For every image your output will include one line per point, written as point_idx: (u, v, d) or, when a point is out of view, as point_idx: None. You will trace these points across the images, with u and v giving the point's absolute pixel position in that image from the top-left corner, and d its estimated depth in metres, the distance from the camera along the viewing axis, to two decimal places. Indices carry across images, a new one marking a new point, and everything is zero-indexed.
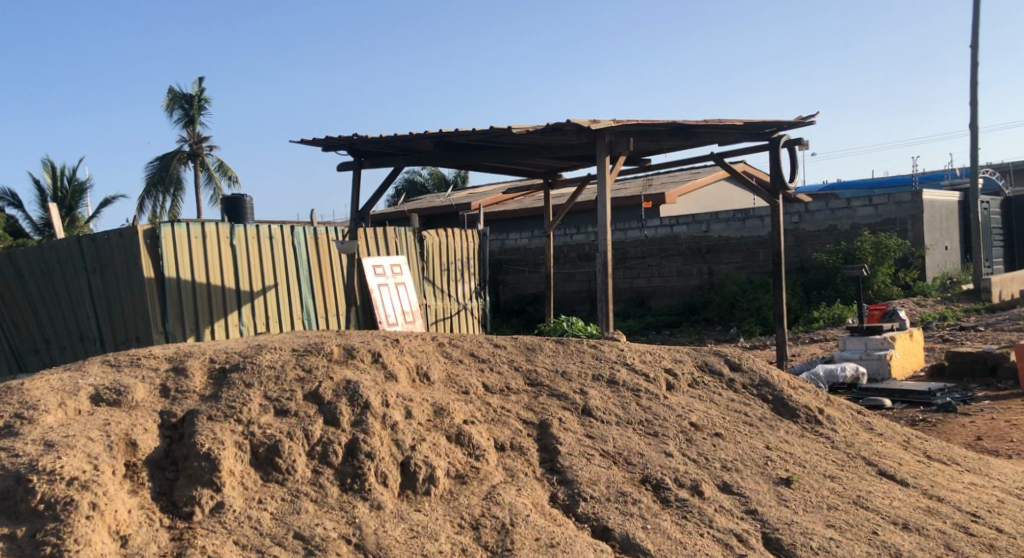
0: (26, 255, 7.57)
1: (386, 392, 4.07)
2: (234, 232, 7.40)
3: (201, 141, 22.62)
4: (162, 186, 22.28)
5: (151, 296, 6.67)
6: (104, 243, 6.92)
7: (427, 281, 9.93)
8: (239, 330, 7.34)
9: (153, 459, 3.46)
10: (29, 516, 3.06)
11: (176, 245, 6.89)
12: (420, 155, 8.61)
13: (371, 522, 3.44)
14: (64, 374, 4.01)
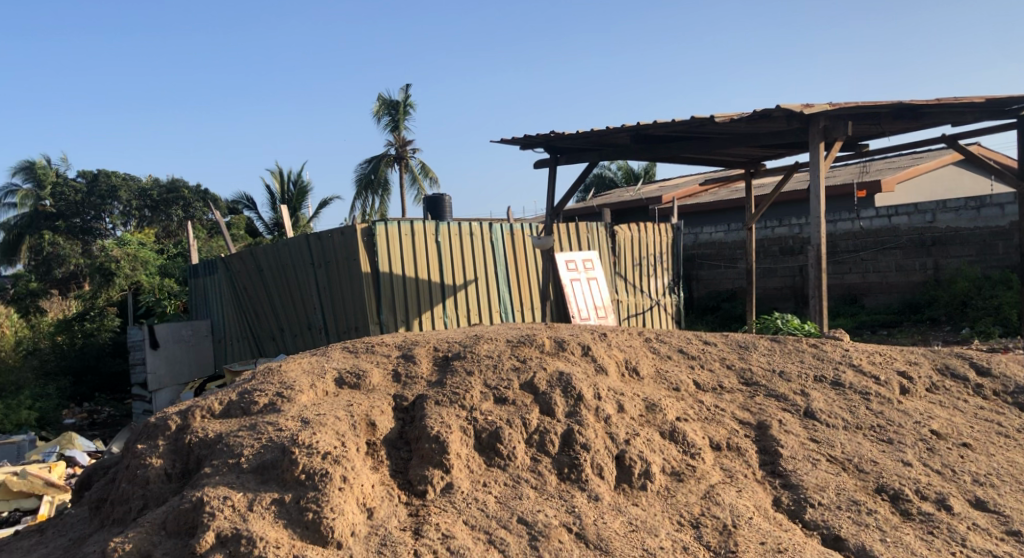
0: (264, 251, 8.28)
1: (598, 384, 4.09)
2: (438, 229, 7.80)
3: (406, 143, 23.62)
4: (370, 189, 22.76)
5: (367, 289, 7.16)
6: (330, 242, 7.42)
7: (619, 277, 9.92)
8: (443, 322, 7.71)
9: (390, 439, 3.68)
10: (293, 484, 3.27)
11: (388, 242, 7.37)
12: (614, 149, 8.61)
13: (590, 512, 3.52)
14: (310, 357, 4.41)
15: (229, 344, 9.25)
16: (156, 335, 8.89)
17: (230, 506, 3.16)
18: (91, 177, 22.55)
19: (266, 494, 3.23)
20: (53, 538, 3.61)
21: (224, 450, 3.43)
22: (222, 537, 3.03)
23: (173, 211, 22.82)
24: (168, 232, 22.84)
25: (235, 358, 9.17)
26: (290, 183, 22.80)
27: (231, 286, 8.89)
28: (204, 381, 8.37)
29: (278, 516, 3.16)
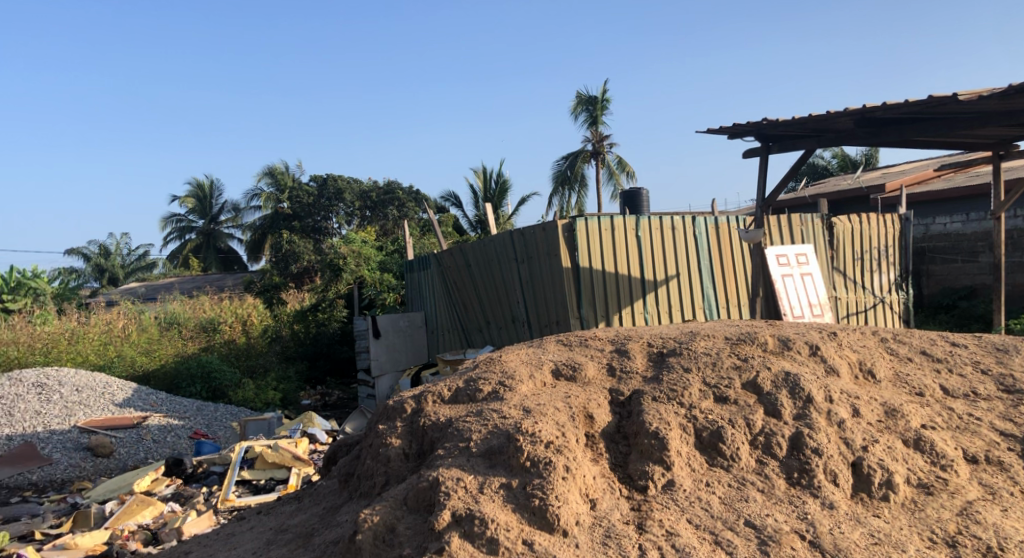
0: (471, 246, 8.39)
1: (829, 386, 3.78)
2: (640, 223, 7.39)
3: (603, 138, 23.50)
4: (568, 185, 22.85)
5: (568, 284, 7.00)
6: (531, 236, 7.36)
7: (838, 272, 9.30)
8: (645, 319, 7.36)
9: (608, 433, 3.56)
10: (519, 471, 3.29)
11: (589, 238, 7.09)
12: (834, 134, 7.99)
13: (825, 521, 3.30)
14: (525, 348, 4.23)
15: (441, 335, 9.50)
16: (379, 325, 9.42)
17: (463, 487, 3.22)
18: (321, 181, 24.15)
19: (495, 478, 3.26)
20: (311, 505, 3.97)
21: (455, 434, 3.51)
22: (457, 516, 3.11)
23: (389, 211, 24.42)
24: (386, 231, 24.31)
25: (447, 348, 9.41)
26: (493, 182, 23.38)
27: (444, 280, 9.17)
28: (418, 368, 8.84)
29: (507, 500, 3.20)
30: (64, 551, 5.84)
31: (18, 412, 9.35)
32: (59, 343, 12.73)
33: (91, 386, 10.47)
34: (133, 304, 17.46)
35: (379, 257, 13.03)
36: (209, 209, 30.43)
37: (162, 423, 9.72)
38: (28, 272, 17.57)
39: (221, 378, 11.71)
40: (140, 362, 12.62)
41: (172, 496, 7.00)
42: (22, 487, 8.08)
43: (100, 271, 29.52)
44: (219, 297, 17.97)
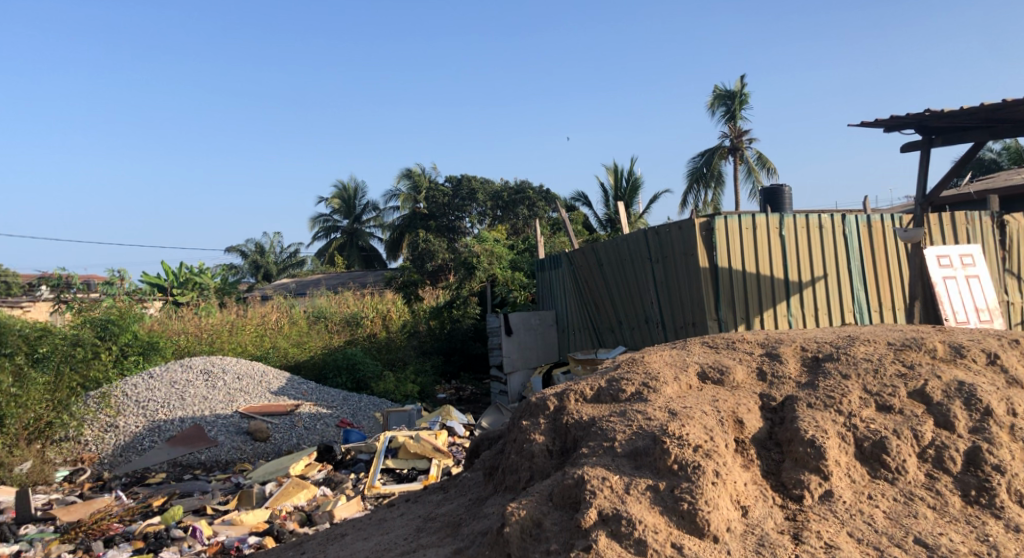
0: (603, 246, 8.36)
1: (1012, 399, 3.58)
2: (783, 222, 7.16)
3: (742, 134, 22.84)
4: (702, 182, 22.36)
5: (706, 285, 6.87)
6: (667, 235, 7.27)
7: (1009, 275, 8.68)
8: (788, 322, 7.11)
9: (759, 439, 3.49)
10: (666, 473, 3.28)
11: (728, 238, 6.94)
12: (1010, 125, 7.53)
13: (1010, 544, 3.13)
14: (669, 350, 4.20)
15: (569, 335, 9.53)
16: (510, 323, 9.59)
17: (609, 487, 3.24)
18: (456, 181, 24.66)
19: (641, 479, 3.27)
20: (455, 499, 4.10)
21: (599, 434, 3.54)
22: (604, 515, 3.14)
23: (519, 210, 24.14)
24: (517, 230, 24.42)
25: (576, 348, 9.41)
26: (625, 179, 23.17)
27: (574, 280, 9.18)
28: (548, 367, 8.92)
29: (654, 502, 3.20)
30: (231, 525, 6.32)
31: (188, 396, 10.10)
32: (222, 333, 13.63)
33: (250, 374, 11.16)
34: (285, 298, 18.44)
35: (510, 256, 13.24)
36: (353, 209, 31.71)
37: (312, 412, 10.25)
38: (193, 267, 18.88)
39: (365, 370, 12.22)
40: (292, 353, 13.34)
41: (324, 480, 7.39)
42: (192, 465, 8.74)
43: (256, 268, 31.30)
44: (362, 293, 18.71)
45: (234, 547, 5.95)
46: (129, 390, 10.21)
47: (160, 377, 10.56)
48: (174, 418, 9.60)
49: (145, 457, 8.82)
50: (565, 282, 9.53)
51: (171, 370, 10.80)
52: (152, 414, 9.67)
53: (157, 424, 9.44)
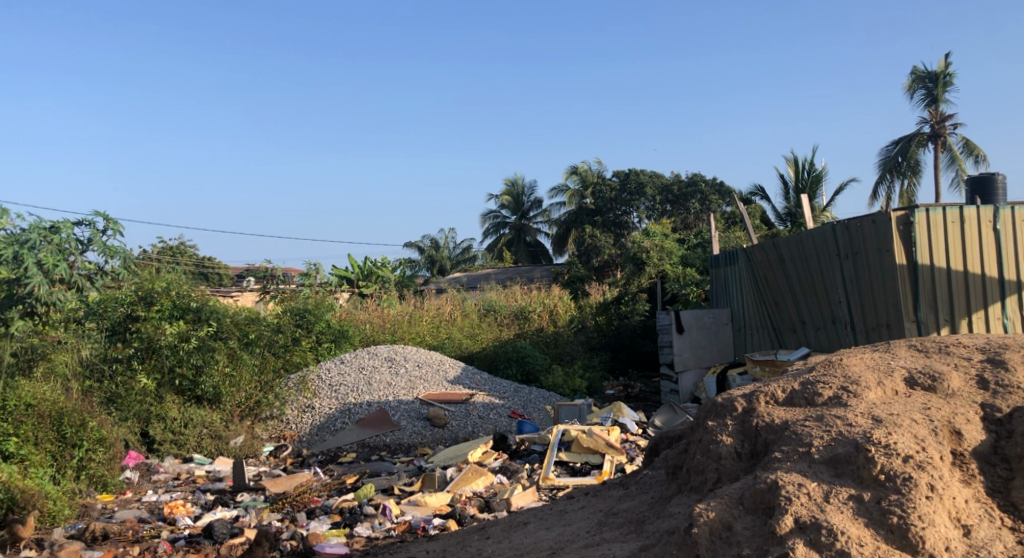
0: (786, 241, 8.01)
1: None
2: (995, 216, 6.57)
3: (944, 118, 21.21)
4: (897, 172, 20.97)
5: (903, 284, 6.43)
6: (858, 230, 6.87)
7: None
8: (1002, 325, 6.52)
9: (981, 453, 3.23)
10: (872, 484, 3.10)
11: (931, 232, 6.45)
12: None
13: None
14: (871, 353, 3.96)
15: (746, 334, 9.19)
16: (682, 321, 9.38)
17: (806, 494, 3.11)
18: (624, 175, 24.43)
19: (842, 488, 3.10)
20: (634, 496, 4.10)
21: (793, 438, 3.40)
22: (801, 523, 3.01)
23: (691, 204, 23.68)
24: (687, 225, 23.88)
25: (753, 347, 9.09)
26: (804, 171, 22.10)
27: (751, 277, 8.84)
28: (724, 367, 8.64)
29: (858, 513, 3.03)
30: (417, 507, 6.67)
31: (374, 381, 10.64)
32: (402, 323, 14.25)
33: (429, 362, 11.62)
34: (458, 291, 18.99)
35: (681, 251, 13.02)
36: (523, 204, 32.14)
37: (486, 401, 10.51)
38: (375, 261, 19.82)
39: (534, 362, 12.37)
40: (466, 344, 13.74)
41: (501, 468, 7.57)
42: (378, 447, 9.21)
43: (431, 262, 32.40)
44: (531, 288, 18.94)
45: (420, 527, 6.24)
46: (323, 373, 10.91)
47: (350, 363, 11.21)
48: (362, 401, 10.15)
49: (337, 437, 9.38)
50: (742, 279, 9.19)
51: (360, 357, 11.42)
52: (343, 397, 10.27)
53: (348, 406, 10.02)
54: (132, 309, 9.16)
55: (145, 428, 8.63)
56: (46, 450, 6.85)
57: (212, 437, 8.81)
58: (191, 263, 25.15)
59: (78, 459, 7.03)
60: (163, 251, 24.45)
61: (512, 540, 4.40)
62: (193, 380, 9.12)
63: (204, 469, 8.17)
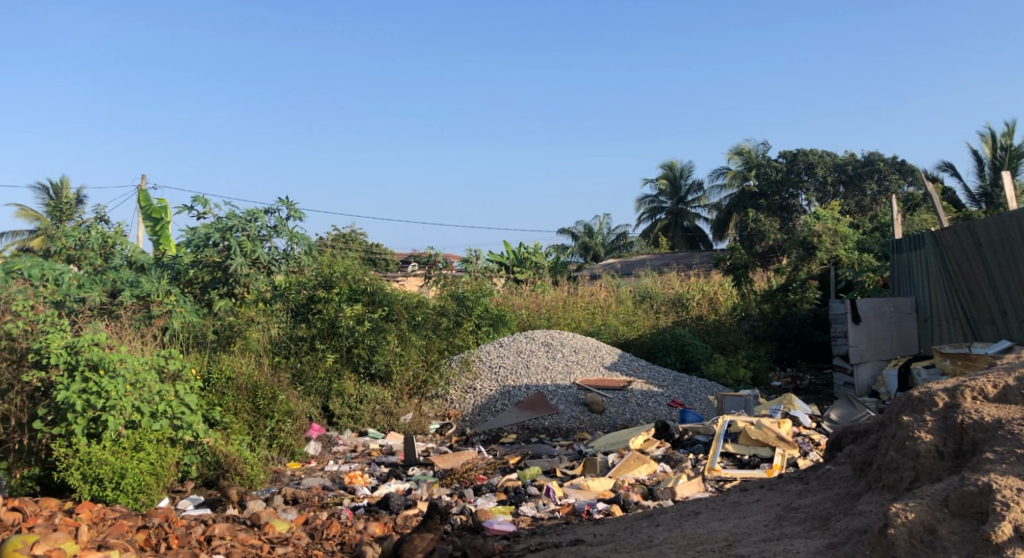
0: (984, 223, 7.36)
1: None
2: None
3: None
4: None
5: None
6: None
7: None
8: None
9: None
10: None
11: None
12: None
13: None
14: None
15: (939, 324, 8.45)
16: (858, 310, 8.83)
17: None
18: (791, 156, 23.37)
19: None
20: (816, 493, 3.98)
21: (1008, 438, 3.10)
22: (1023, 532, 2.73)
23: (868, 185, 22.37)
24: (862, 207, 22.56)
25: (941, 339, 8.44)
26: (1000, 147, 20.32)
27: (943, 262, 8.15)
28: (908, 360, 8.07)
29: None
30: (580, 490, 6.66)
31: (532, 364, 10.71)
32: (558, 309, 14.25)
33: (586, 348, 11.56)
34: (612, 278, 18.80)
35: (858, 235, 12.30)
36: (680, 189, 31.42)
37: (645, 389, 10.34)
38: (530, 248, 19.93)
39: (694, 351, 12.04)
40: (623, 330, 13.57)
41: (664, 457, 7.43)
42: (538, 430, 9.28)
43: (585, 249, 32.26)
44: (687, 274, 18.49)
45: (585, 510, 6.26)
46: (484, 355, 11.08)
47: (508, 346, 11.34)
48: (521, 384, 10.23)
49: (498, 418, 9.50)
50: (931, 265, 8.51)
51: (518, 340, 11.53)
52: (503, 379, 10.40)
53: (507, 388, 10.14)
54: (315, 292, 9.95)
55: (325, 402, 9.10)
56: (243, 419, 7.39)
57: (383, 412, 9.13)
58: (359, 249, 26.23)
59: (270, 429, 7.54)
60: (335, 238, 25.70)
61: (690, 532, 4.45)
62: (367, 359, 9.55)
63: (377, 443, 8.51)
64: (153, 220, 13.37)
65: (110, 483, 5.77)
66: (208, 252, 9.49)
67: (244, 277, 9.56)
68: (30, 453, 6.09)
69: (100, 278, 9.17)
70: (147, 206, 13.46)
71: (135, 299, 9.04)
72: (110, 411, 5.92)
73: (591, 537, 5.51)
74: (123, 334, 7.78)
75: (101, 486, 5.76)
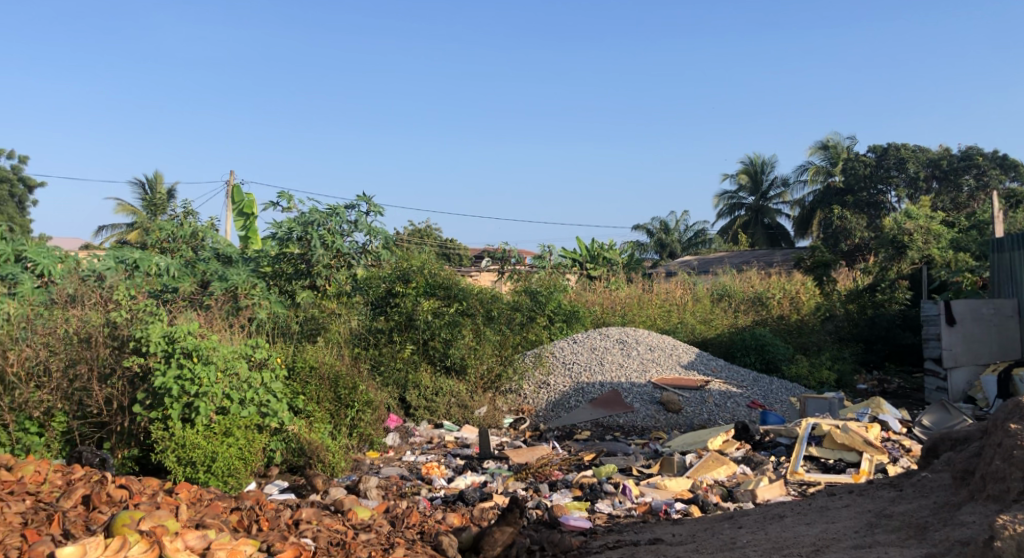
0: None
1: None
2: None
3: None
4: None
5: None
6: None
7: None
8: None
9: None
10: None
11: None
12: None
13: None
14: None
15: None
16: (953, 311, 8.50)
17: None
18: (882, 150, 22.65)
19: None
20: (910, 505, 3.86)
21: None
22: None
23: (965, 181, 21.65)
24: (958, 204, 21.73)
25: None
26: None
27: None
28: (1008, 365, 7.76)
29: None
30: (657, 489, 6.59)
31: (607, 361, 10.65)
32: (633, 305, 14.11)
33: (661, 346, 11.43)
34: (688, 275, 18.53)
35: (953, 233, 11.88)
36: (761, 184, 30.78)
37: (723, 389, 10.17)
38: (604, 244, 19.79)
39: (775, 351, 11.78)
40: (700, 329, 13.37)
41: (743, 459, 7.30)
42: (612, 427, 9.22)
43: (661, 245, 31.88)
44: (767, 273, 18.10)
45: (662, 510, 6.19)
46: (558, 351, 11.06)
47: (582, 343, 11.29)
48: (595, 381, 10.19)
49: (572, 414, 9.47)
50: None
51: (592, 337, 11.47)
52: (577, 375, 10.36)
53: (581, 384, 10.10)
54: (393, 285, 10.03)
55: (403, 394, 9.22)
56: (324, 408, 7.56)
57: (458, 405, 9.21)
58: (434, 244, 26.49)
59: (351, 418, 7.68)
60: (411, 233, 26.00)
61: (773, 537, 4.36)
62: (443, 352, 9.62)
63: (453, 435, 8.58)
64: (241, 214, 13.79)
65: (202, 466, 5.97)
66: (291, 246, 10.11)
67: (327, 272, 10.17)
68: (131, 434, 6.33)
69: (192, 272, 9.54)
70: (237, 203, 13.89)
71: (226, 290, 9.40)
72: (202, 397, 6.13)
73: (670, 537, 5.44)
74: (212, 323, 8.05)
75: (195, 468, 5.98)
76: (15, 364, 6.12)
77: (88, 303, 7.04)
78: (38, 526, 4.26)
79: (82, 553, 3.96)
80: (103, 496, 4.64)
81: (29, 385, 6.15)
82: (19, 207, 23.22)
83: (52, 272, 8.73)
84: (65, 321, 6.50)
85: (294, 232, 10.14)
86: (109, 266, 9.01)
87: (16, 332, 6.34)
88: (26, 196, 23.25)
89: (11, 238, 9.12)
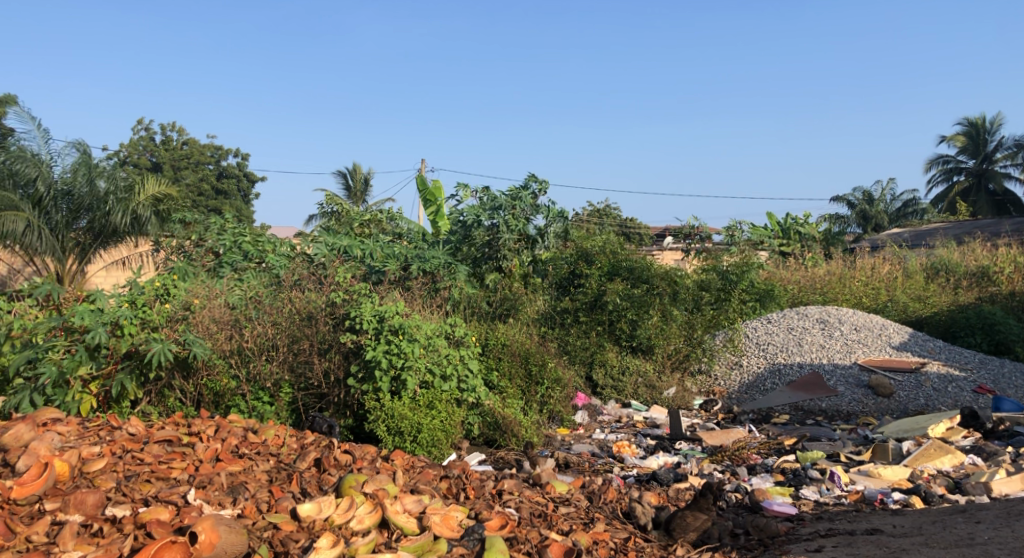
0: None
1: None
2: None
3: None
4: None
5: None
6: None
7: None
8: None
9: None
10: None
11: None
12: None
13: None
14: None
15: None
16: None
17: None
18: None
19: None
20: None
21: None
22: None
23: None
24: None
25: None
26: None
27: None
28: None
29: None
30: (870, 477, 6.19)
31: (806, 342, 10.13)
32: (834, 283, 13.23)
33: (868, 325, 10.71)
34: (897, 248, 17.16)
35: None
36: (983, 148, 28.23)
37: (942, 372, 9.39)
38: (799, 219, 18.75)
39: (1006, 331, 10.72)
40: (914, 307, 12.39)
41: (974, 449, 6.71)
42: (813, 412, 8.77)
43: (865, 218, 29.83)
44: (994, 244, 16.48)
45: (878, 499, 5.82)
46: (750, 331, 10.64)
47: (777, 323, 10.78)
48: (793, 362, 9.73)
49: (768, 397, 9.08)
50: None
51: (789, 317, 10.93)
52: (772, 356, 9.95)
53: (777, 366, 9.69)
54: (577, 266, 10.22)
55: (589, 372, 9.19)
56: (517, 384, 7.69)
57: (646, 385, 9.14)
58: (617, 224, 26.37)
59: (542, 394, 7.79)
60: (593, 214, 25.97)
61: (1011, 522, 4.69)
62: (630, 332, 9.50)
63: (642, 415, 8.51)
64: (429, 202, 14.30)
65: (409, 436, 6.23)
66: (477, 229, 10.17)
67: (510, 252, 10.16)
68: (346, 405, 6.76)
69: (394, 254, 9.82)
70: (422, 191, 14.44)
71: (423, 273, 9.49)
72: (408, 370, 6.42)
73: (891, 528, 5.09)
74: (413, 303, 8.41)
75: (402, 438, 6.24)
76: (250, 340, 6.65)
77: (309, 285, 7.56)
78: (281, 483, 4.60)
79: (318, 511, 4.23)
80: (331, 460, 4.95)
81: (261, 358, 6.65)
82: (244, 199, 25.42)
83: (268, 257, 9.38)
84: (289, 301, 7.02)
85: (482, 217, 10.22)
86: (321, 253, 9.59)
87: (250, 311, 6.90)
88: (250, 189, 25.40)
89: (237, 227, 9.90)
